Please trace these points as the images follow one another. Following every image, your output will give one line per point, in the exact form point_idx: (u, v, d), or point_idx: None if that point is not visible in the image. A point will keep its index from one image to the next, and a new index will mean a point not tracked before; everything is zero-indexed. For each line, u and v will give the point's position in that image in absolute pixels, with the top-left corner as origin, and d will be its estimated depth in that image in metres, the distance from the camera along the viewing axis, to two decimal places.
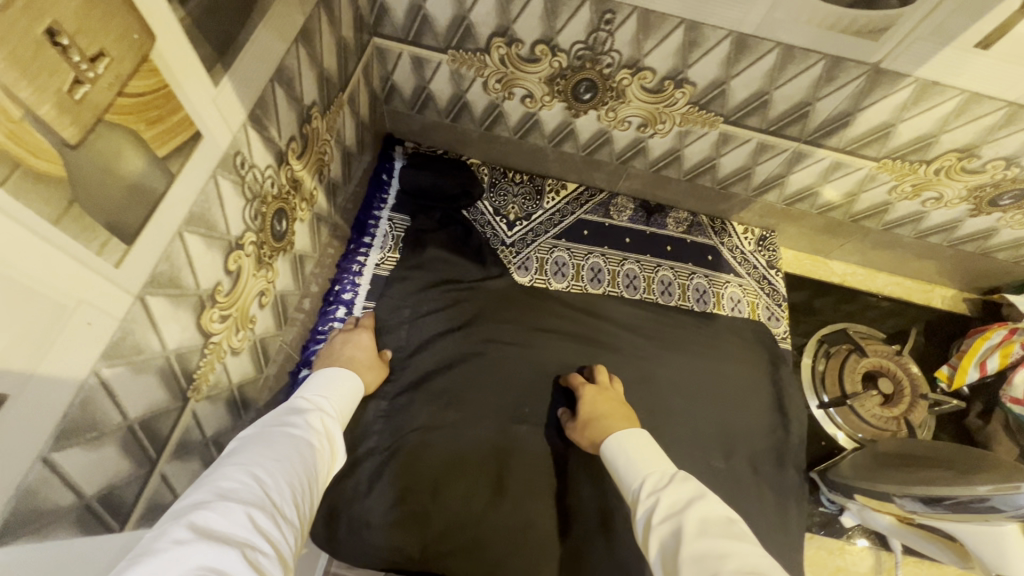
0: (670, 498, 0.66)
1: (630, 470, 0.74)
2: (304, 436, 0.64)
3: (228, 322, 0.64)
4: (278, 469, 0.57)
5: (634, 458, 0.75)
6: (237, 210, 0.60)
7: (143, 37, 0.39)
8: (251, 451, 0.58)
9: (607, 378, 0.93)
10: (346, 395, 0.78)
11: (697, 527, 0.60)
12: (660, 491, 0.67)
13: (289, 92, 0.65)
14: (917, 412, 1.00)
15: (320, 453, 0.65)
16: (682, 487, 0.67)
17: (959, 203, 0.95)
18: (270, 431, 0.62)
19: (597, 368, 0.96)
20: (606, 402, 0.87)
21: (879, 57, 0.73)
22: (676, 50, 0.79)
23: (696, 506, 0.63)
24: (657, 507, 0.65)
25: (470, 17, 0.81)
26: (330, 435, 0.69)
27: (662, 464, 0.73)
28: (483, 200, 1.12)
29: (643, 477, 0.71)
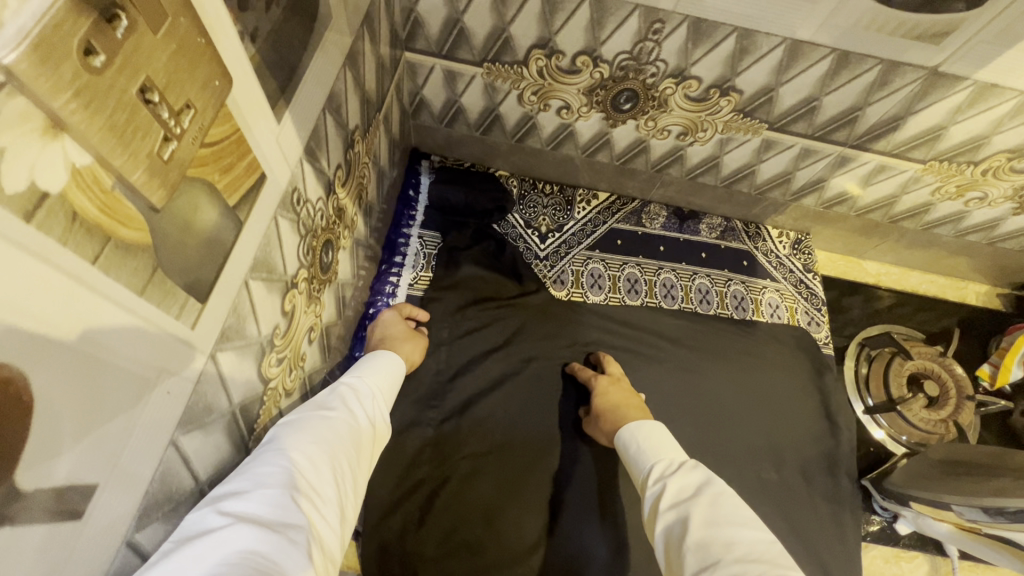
0: (677, 484, 0.64)
1: (641, 455, 0.72)
2: (345, 414, 0.60)
3: (284, 364, 0.61)
4: (319, 451, 0.53)
5: (645, 444, 0.73)
6: (293, 248, 0.56)
7: (223, 82, 0.35)
8: (290, 430, 0.54)
9: (615, 367, 0.92)
10: (388, 373, 0.73)
11: (705, 515, 0.59)
12: (668, 477, 0.66)
13: (337, 119, 0.62)
14: (964, 414, 1.01)
15: (360, 433, 0.60)
16: (690, 473, 0.65)
17: (1003, 202, 0.94)
18: (312, 407, 0.59)
19: (606, 357, 0.95)
20: (616, 391, 0.86)
21: (939, 60, 0.71)
22: (725, 59, 0.76)
23: (705, 492, 0.61)
24: (664, 493, 0.64)
25: (510, 29, 0.77)
26: (370, 415, 0.64)
27: (672, 451, 0.71)
28: (514, 213, 1.09)
29: (653, 462, 0.70)
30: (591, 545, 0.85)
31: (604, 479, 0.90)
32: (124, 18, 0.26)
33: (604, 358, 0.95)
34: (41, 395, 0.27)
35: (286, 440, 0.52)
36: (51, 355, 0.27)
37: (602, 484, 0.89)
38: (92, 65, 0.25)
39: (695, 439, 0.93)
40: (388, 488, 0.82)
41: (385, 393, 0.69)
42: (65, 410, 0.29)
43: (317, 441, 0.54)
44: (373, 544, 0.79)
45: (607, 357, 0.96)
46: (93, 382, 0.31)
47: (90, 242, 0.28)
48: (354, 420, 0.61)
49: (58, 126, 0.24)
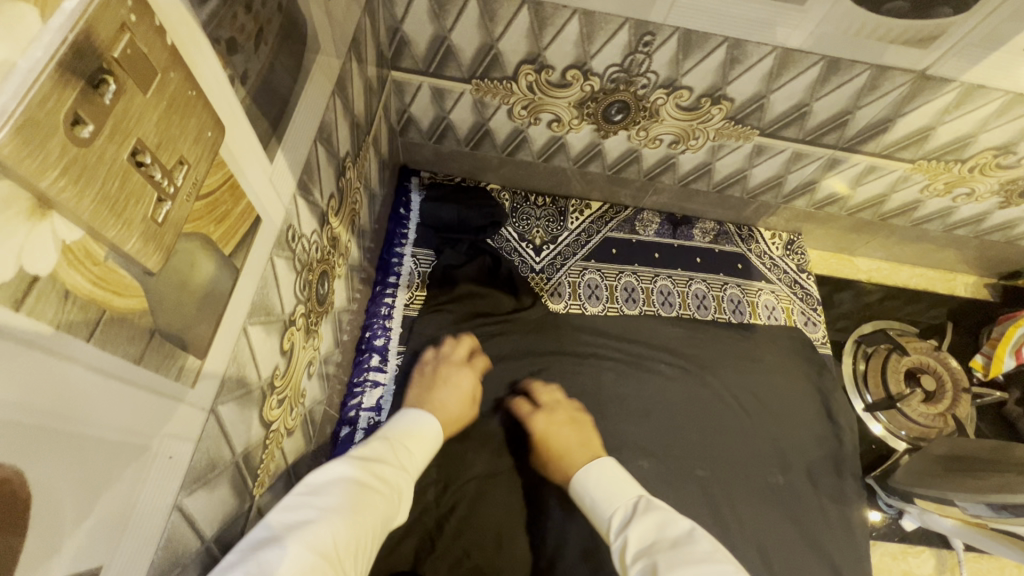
0: (639, 533, 0.62)
1: (600, 505, 0.70)
2: (384, 486, 0.62)
3: (284, 404, 0.59)
4: (355, 514, 0.55)
5: (596, 494, 0.71)
6: (290, 285, 0.55)
7: (215, 132, 0.34)
8: (334, 482, 0.57)
9: (547, 398, 0.91)
10: (426, 442, 0.75)
11: (666, 558, 0.57)
12: (629, 526, 0.64)
13: (328, 148, 0.60)
14: (962, 407, 1.01)
15: (389, 509, 0.61)
16: (647, 518, 0.64)
17: (989, 197, 0.96)
18: (356, 462, 0.61)
19: (537, 387, 0.93)
20: (556, 432, 0.85)
21: (927, 64, 0.71)
22: (716, 69, 0.76)
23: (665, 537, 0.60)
24: (628, 545, 0.62)
25: (498, 45, 0.76)
26: (400, 492, 0.65)
27: (624, 492, 0.70)
28: (507, 226, 1.08)
29: (611, 511, 0.68)
30: None
31: None
32: (111, 81, 0.25)
33: (532, 388, 0.92)
34: (40, 485, 0.25)
35: (329, 496, 0.55)
36: (49, 444, 0.25)
37: None
38: (79, 136, 0.23)
39: (700, 447, 0.93)
40: None
41: (416, 467, 0.71)
42: (65, 495, 0.27)
43: (354, 503, 0.56)
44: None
45: (534, 386, 0.93)
46: (92, 464, 0.29)
47: (84, 318, 0.26)
48: (389, 492, 0.63)
49: (46, 205, 0.22)
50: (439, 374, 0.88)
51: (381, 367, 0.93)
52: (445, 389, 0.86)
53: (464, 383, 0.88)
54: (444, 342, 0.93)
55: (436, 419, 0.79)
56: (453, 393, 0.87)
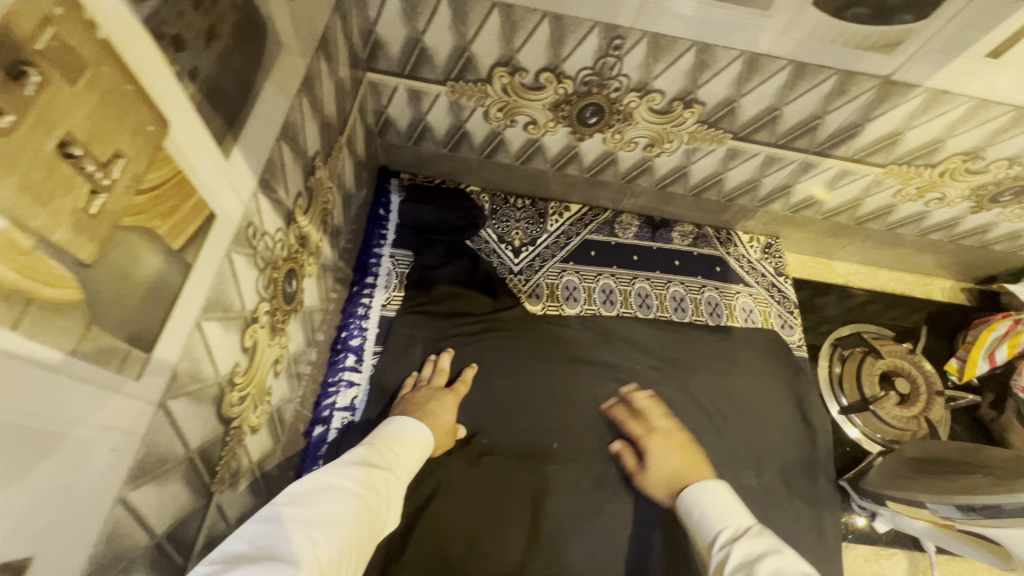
0: (745, 546, 0.63)
1: (709, 522, 0.72)
2: (371, 491, 0.65)
3: (247, 401, 0.59)
4: (336, 524, 0.57)
5: (709, 511, 0.73)
6: (251, 283, 0.55)
7: (158, 127, 0.35)
8: (315, 492, 0.60)
9: (665, 419, 0.91)
10: (416, 445, 0.78)
11: (771, 567, 0.58)
12: (736, 541, 0.66)
13: (294, 147, 0.60)
14: (935, 410, 1.02)
15: (379, 515, 0.64)
16: (756, 539, 0.64)
17: (961, 202, 0.96)
18: (341, 472, 0.64)
19: (644, 404, 0.93)
20: (674, 450, 0.86)
21: (891, 70, 0.72)
22: (686, 72, 0.77)
23: (771, 556, 0.60)
24: (729, 556, 0.63)
25: (471, 48, 0.77)
26: (390, 496, 0.68)
27: (738, 517, 0.70)
28: (486, 227, 1.08)
29: (720, 527, 0.70)
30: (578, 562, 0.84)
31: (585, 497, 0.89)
32: (36, 73, 0.25)
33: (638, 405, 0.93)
34: None
35: (310, 505, 0.58)
36: None
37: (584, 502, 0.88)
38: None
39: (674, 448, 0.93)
40: None
41: (406, 469, 0.74)
42: None
43: (338, 516, 0.58)
44: None
45: (639, 399, 0.94)
46: (19, 455, 0.29)
47: (9, 308, 0.26)
48: (375, 498, 0.65)
49: None
50: (424, 395, 0.87)
51: (356, 367, 0.93)
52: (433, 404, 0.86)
53: (445, 409, 0.86)
54: (426, 368, 0.92)
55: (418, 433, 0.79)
56: (443, 405, 0.86)
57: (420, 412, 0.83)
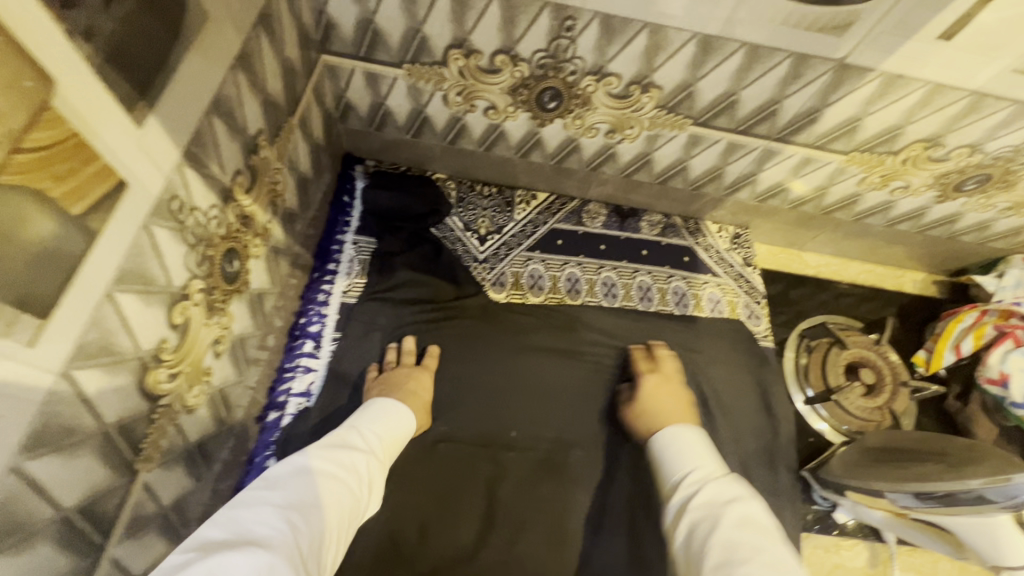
0: (712, 490, 0.65)
1: (676, 459, 0.72)
2: (353, 476, 0.66)
3: (179, 379, 0.58)
4: (315, 507, 0.59)
5: (679, 450, 0.73)
6: (179, 258, 0.54)
7: (38, 84, 0.35)
8: (296, 477, 0.61)
9: (670, 369, 0.93)
10: (401, 430, 0.79)
11: (738, 517, 0.60)
12: (704, 482, 0.66)
13: (229, 123, 0.59)
14: (900, 400, 1.01)
15: (360, 499, 0.65)
16: (725, 483, 0.66)
17: (926, 191, 0.96)
18: (322, 455, 0.65)
19: (663, 355, 0.96)
20: (664, 394, 0.87)
21: (845, 53, 0.72)
22: (641, 55, 0.76)
23: (740, 504, 0.62)
24: (694, 497, 0.65)
25: (424, 29, 0.76)
26: (373, 481, 0.69)
27: (706, 458, 0.71)
28: (452, 216, 1.08)
29: (688, 466, 0.70)
30: (532, 550, 0.83)
31: (541, 485, 0.88)
32: None
33: (663, 357, 0.95)
34: None
35: (290, 490, 0.59)
36: None
37: (539, 488, 0.88)
38: None
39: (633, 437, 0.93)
40: None
41: (390, 454, 0.75)
42: None
43: (317, 500, 0.60)
44: None
45: (662, 353, 0.96)
46: None
47: None
48: (355, 482, 0.66)
49: None
50: (401, 375, 0.87)
51: (314, 354, 0.92)
52: (407, 380, 0.86)
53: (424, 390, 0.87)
54: (390, 354, 0.92)
55: (401, 409, 0.81)
56: (422, 384, 0.87)
57: (399, 393, 0.84)
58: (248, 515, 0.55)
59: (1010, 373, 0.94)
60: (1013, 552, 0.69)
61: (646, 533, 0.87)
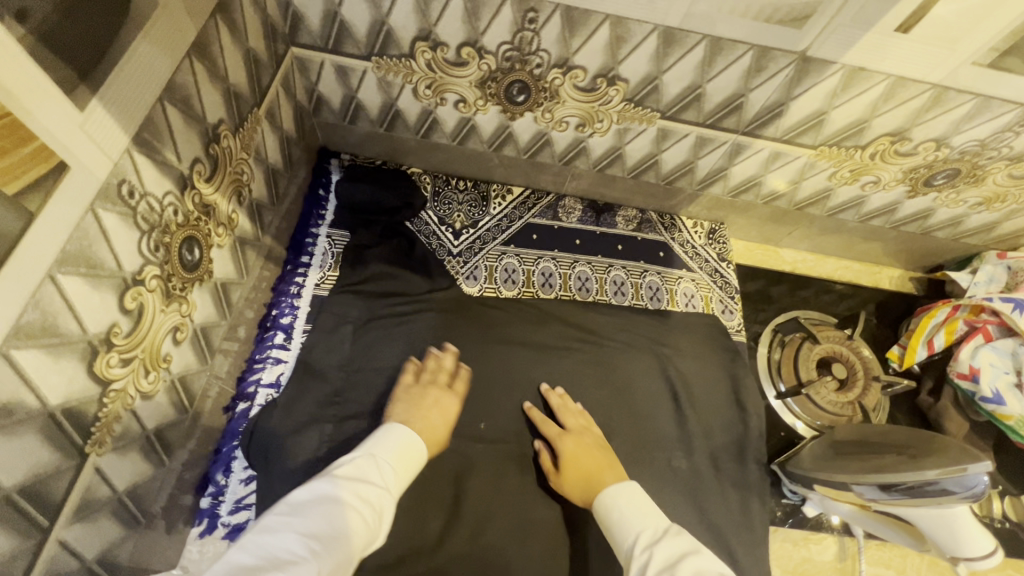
0: (667, 550, 0.69)
1: (625, 524, 0.75)
2: (366, 506, 0.68)
3: (133, 365, 0.59)
4: (326, 542, 0.61)
5: (626, 513, 0.77)
6: (131, 244, 0.55)
7: None
8: (316, 503, 0.66)
9: (576, 419, 0.91)
10: (417, 452, 0.79)
11: (693, 569, 0.65)
12: (655, 543, 0.71)
13: (186, 111, 0.60)
14: (871, 395, 1.01)
15: (371, 531, 0.67)
16: (675, 541, 0.71)
17: (896, 186, 0.96)
18: (339, 488, 0.68)
19: (558, 403, 0.93)
20: (587, 452, 0.86)
21: (805, 45, 0.72)
22: (604, 47, 0.76)
23: (693, 558, 0.67)
24: (652, 559, 0.68)
25: (390, 21, 0.77)
26: (389, 504, 0.72)
27: (654, 518, 0.76)
28: (427, 210, 1.08)
29: (638, 530, 0.74)
30: (499, 542, 0.84)
31: (508, 477, 0.89)
32: None
33: (564, 406, 0.92)
34: None
35: (311, 517, 0.63)
36: None
37: (506, 479, 0.89)
38: None
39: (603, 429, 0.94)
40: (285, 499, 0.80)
41: (406, 481, 0.76)
42: None
43: (330, 536, 0.62)
44: None
45: (555, 397, 0.94)
46: None
47: None
48: (368, 515, 0.68)
49: None
50: (431, 398, 0.86)
51: (285, 345, 0.93)
52: (432, 407, 0.85)
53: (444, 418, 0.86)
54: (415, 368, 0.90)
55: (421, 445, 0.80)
56: (444, 412, 0.86)
57: (421, 419, 0.83)
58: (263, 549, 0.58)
59: (980, 367, 0.95)
60: (968, 543, 0.70)
61: None
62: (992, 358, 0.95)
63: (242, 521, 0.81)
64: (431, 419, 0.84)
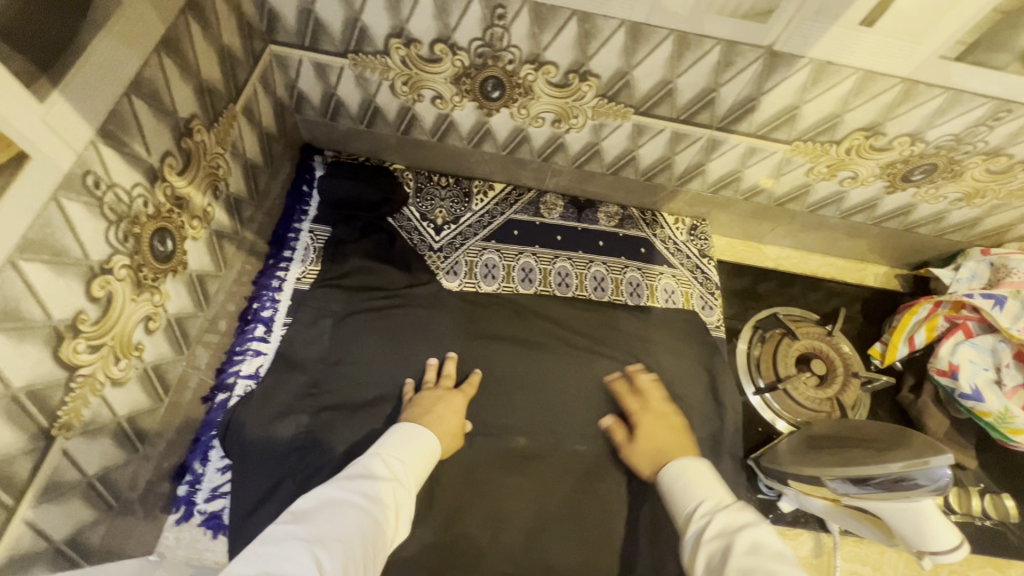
0: (725, 519, 0.66)
1: (683, 495, 0.74)
2: (377, 502, 0.67)
3: (102, 351, 0.60)
4: (341, 539, 0.60)
5: (687, 484, 0.74)
6: (97, 234, 0.56)
7: None
8: (320, 509, 0.64)
9: (659, 400, 0.91)
10: (423, 453, 0.79)
11: (750, 544, 0.61)
12: (714, 512, 0.68)
13: (155, 106, 0.61)
14: (850, 391, 1.01)
15: (386, 526, 0.66)
16: (738, 511, 0.67)
17: (874, 181, 0.96)
18: (349, 489, 0.67)
19: (647, 385, 0.93)
20: (662, 430, 0.86)
21: (772, 40, 0.72)
22: (574, 43, 0.77)
23: (750, 530, 0.63)
24: (708, 527, 0.66)
25: (363, 19, 0.79)
26: (399, 505, 0.70)
27: (717, 490, 0.72)
28: (409, 205, 1.09)
29: (699, 499, 0.71)
30: (472, 532, 0.86)
31: (482, 469, 0.90)
32: None
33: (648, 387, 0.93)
34: None
35: (316, 524, 0.61)
36: None
37: (479, 472, 0.90)
38: None
39: (578, 423, 0.95)
40: (261, 487, 0.82)
41: (417, 476, 0.76)
42: None
43: (344, 533, 0.61)
44: (240, 542, 0.79)
45: (643, 379, 0.95)
46: None
47: None
48: (382, 510, 0.67)
49: None
50: (432, 397, 0.88)
51: (265, 338, 0.94)
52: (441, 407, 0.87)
53: (453, 417, 0.87)
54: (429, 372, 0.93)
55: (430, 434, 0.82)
56: (451, 408, 0.88)
57: (428, 415, 0.84)
58: (277, 554, 0.57)
59: (959, 364, 0.95)
60: (935, 537, 0.70)
61: (585, 518, 0.89)
62: (972, 354, 0.95)
63: (218, 509, 0.82)
64: (442, 416, 0.86)
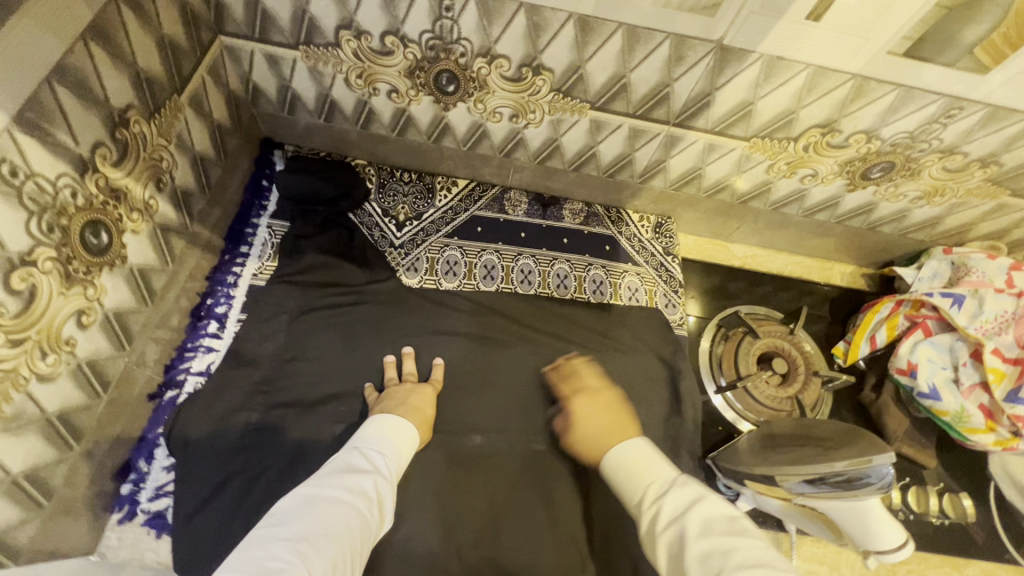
0: (672, 504, 0.63)
1: (629, 479, 0.71)
2: (360, 497, 0.66)
3: (25, 346, 0.59)
4: (326, 535, 0.58)
5: (629, 468, 0.72)
6: (15, 224, 0.55)
7: None
8: (303, 507, 0.61)
9: (597, 382, 0.91)
10: (402, 445, 0.78)
11: (700, 524, 0.59)
12: (660, 496, 0.66)
13: (82, 95, 0.60)
14: (810, 391, 1.01)
15: (371, 519, 0.65)
16: (682, 491, 0.64)
17: (834, 179, 0.96)
18: (331, 486, 0.65)
19: (573, 372, 0.94)
20: (595, 409, 0.86)
21: (721, 34, 0.72)
22: (524, 36, 0.76)
23: (699, 506, 0.61)
24: (659, 515, 0.64)
25: (311, 10, 0.78)
26: (382, 500, 0.68)
27: (658, 469, 0.70)
28: (371, 201, 1.07)
29: (645, 485, 0.69)
30: (422, 533, 0.83)
31: (435, 467, 0.88)
32: None
33: (584, 372, 0.93)
34: None
35: (299, 521, 0.59)
36: None
37: (432, 470, 0.88)
38: None
39: (537, 421, 0.94)
40: (207, 488, 0.80)
41: (398, 468, 0.75)
42: None
43: (329, 529, 0.59)
44: (184, 543, 0.77)
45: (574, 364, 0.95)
46: None
47: None
48: (365, 503, 0.65)
49: None
50: (401, 392, 0.86)
51: (218, 335, 0.92)
52: (412, 403, 0.85)
53: (425, 408, 0.86)
54: (390, 368, 0.92)
55: (410, 424, 0.81)
56: (422, 399, 0.86)
57: (402, 407, 0.83)
58: (258, 557, 0.55)
59: (918, 363, 0.94)
60: (880, 536, 0.69)
61: (540, 517, 0.87)
62: (930, 352, 0.95)
63: (161, 508, 0.81)
64: (421, 409, 0.85)
